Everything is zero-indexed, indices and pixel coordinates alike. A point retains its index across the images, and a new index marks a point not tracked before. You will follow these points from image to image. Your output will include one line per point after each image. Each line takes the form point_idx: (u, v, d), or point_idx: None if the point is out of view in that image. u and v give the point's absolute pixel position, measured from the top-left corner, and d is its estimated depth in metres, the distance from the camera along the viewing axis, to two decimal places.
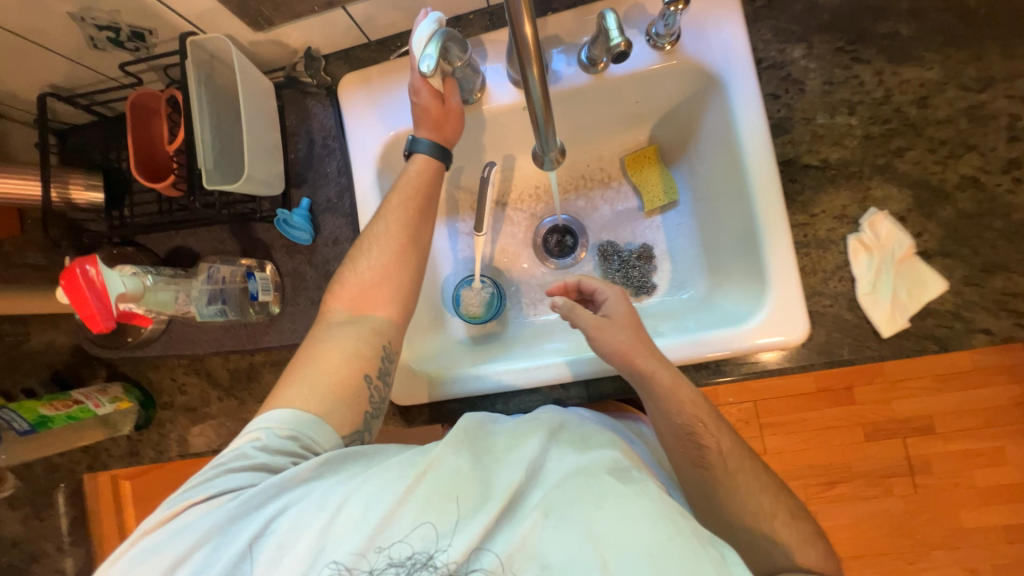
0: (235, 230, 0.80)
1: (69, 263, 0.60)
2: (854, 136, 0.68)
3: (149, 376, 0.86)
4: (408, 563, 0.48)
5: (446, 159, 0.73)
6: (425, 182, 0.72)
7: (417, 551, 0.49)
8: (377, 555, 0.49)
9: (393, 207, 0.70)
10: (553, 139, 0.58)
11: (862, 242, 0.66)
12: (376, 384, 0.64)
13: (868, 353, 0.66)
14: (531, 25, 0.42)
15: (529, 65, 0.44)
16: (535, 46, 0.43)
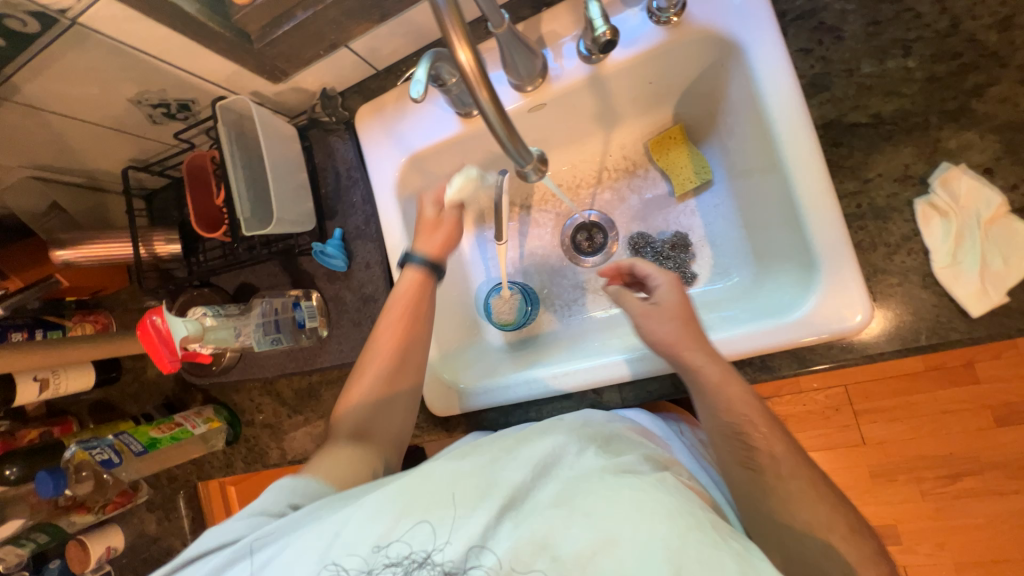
0: (284, 263, 0.88)
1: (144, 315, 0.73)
2: (913, 80, 0.57)
3: (233, 398, 0.99)
4: (405, 562, 0.48)
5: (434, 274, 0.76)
6: (413, 299, 0.74)
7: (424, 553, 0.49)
8: (378, 554, 0.49)
9: (386, 327, 0.73)
10: (525, 153, 0.56)
11: (934, 206, 0.56)
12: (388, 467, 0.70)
13: (954, 336, 0.56)
14: (466, 52, 0.45)
15: (477, 88, 0.47)
16: (478, 68, 0.46)
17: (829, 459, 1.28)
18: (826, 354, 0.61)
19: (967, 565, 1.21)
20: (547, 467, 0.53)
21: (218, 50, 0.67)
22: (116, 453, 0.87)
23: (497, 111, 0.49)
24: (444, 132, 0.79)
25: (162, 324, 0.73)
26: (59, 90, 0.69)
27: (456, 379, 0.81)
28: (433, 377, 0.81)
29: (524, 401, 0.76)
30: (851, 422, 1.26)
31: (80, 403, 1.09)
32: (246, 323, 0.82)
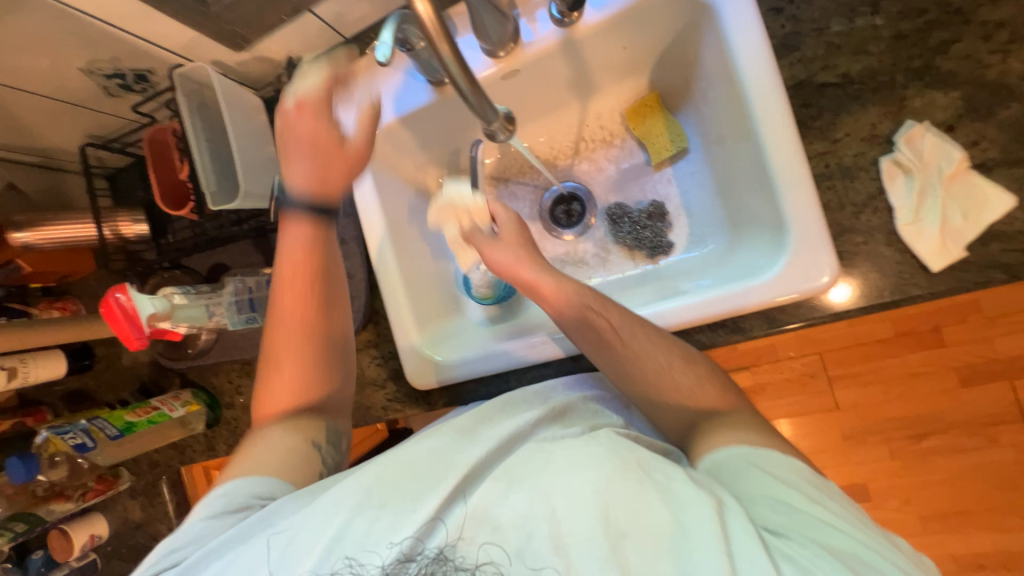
0: (258, 242, 0.86)
1: (108, 292, 0.70)
2: (880, 38, 0.57)
3: (212, 380, 0.97)
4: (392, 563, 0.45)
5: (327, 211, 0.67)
6: (308, 256, 0.66)
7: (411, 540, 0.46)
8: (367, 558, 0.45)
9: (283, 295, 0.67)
10: (486, 106, 0.54)
11: (898, 163, 0.57)
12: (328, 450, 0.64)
13: (916, 292, 0.57)
14: (422, 3, 0.43)
15: (438, 43, 0.46)
16: (438, 23, 0.45)
17: (805, 423, 1.33)
18: (796, 313, 0.63)
19: (931, 517, 1.29)
20: (506, 443, 0.54)
21: (173, 14, 0.64)
22: (91, 437, 0.87)
23: (461, 70, 0.48)
24: (416, 102, 0.78)
25: (128, 303, 0.70)
26: (0, 58, 0.65)
27: (435, 353, 0.80)
28: (409, 352, 0.80)
29: (504, 372, 0.77)
30: (826, 387, 1.31)
31: (54, 392, 1.07)
32: (218, 302, 0.81)
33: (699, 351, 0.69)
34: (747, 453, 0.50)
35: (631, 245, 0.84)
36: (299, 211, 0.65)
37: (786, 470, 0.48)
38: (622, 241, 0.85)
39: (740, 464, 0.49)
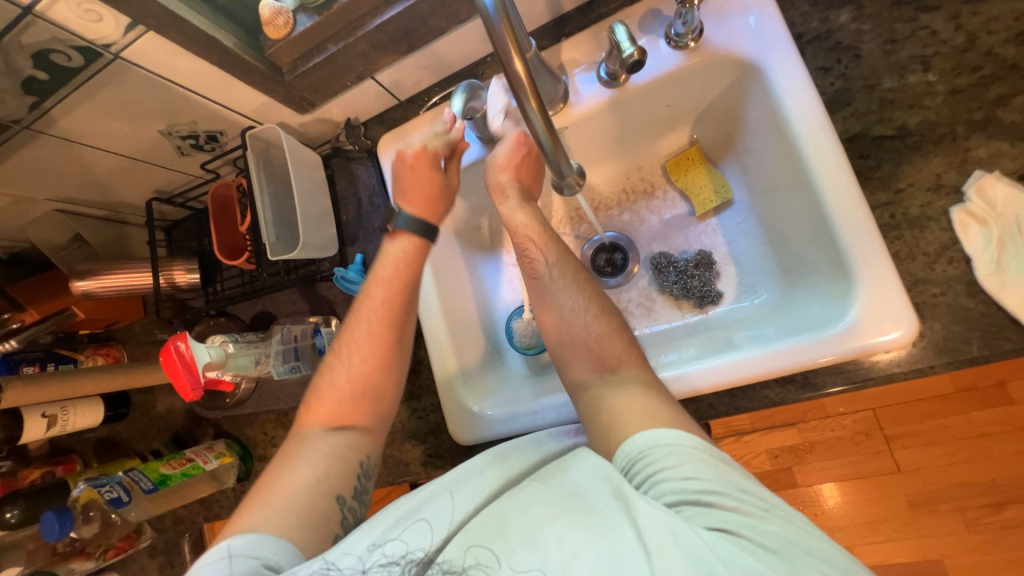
0: (303, 291, 0.88)
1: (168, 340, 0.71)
2: (935, 92, 0.58)
3: (246, 431, 0.94)
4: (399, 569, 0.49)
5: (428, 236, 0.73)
6: (408, 259, 0.72)
7: (410, 548, 0.51)
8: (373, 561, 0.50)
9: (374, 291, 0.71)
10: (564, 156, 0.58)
11: (971, 213, 0.56)
12: (351, 506, 0.61)
13: (1008, 346, 0.54)
14: (520, 61, 0.46)
15: (527, 97, 0.49)
16: (528, 78, 0.48)
17: (866, 487, 1.22)
18: (872, 369, 0.59)
19: None
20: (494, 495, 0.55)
21: (251, 82, 0.69)
22: (126, 491, 0.86)
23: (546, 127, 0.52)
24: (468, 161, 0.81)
25: (187, 351, 0.70)
26: (92, 123, 0.70)
27: (480, 407, 0.77)
28: (454, 405, 0.77)
29: (552, 428, 0.73)
30: (885, 447, 1.21)
31: (85, 441, 1.05)
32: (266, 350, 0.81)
33: (767, 408, 0.65)
34: (667, 442, 0.49)
35: (678, 295, 0.83)
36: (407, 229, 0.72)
37: (695, 458, 0.47)
38: (670, 291, 0.83)
39: (660, 458, 0.48)
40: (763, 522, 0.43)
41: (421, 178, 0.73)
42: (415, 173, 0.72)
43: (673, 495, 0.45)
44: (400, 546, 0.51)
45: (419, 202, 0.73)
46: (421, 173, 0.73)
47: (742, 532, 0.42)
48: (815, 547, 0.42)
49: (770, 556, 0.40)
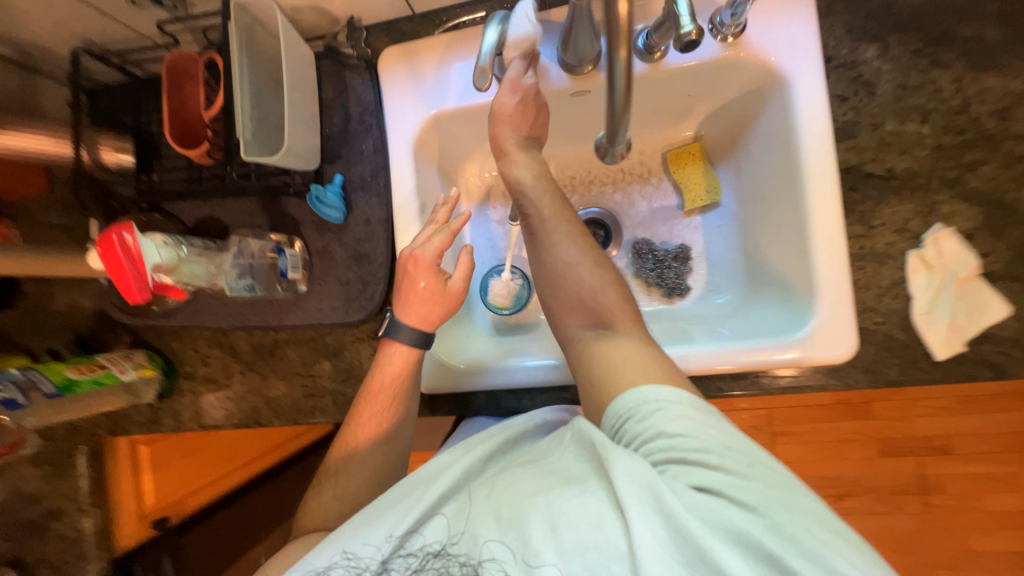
0: (265, 202, 0.79)
1: (109, 228, 0.61)
2: (924, 145, 0.64)
3: (172, 344, 0.86)
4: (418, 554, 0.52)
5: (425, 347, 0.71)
6: (402, 374, 0.70)
7: (429, 540, 0.53)
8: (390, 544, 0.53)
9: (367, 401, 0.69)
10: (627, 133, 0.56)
11: (922, 259, 0.63)
12: None
13: (918, 375, 0.64)
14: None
15: (618, 43, 0.47)
16: (626, 23, 0.46)
17: None
18: (808, 377, 0.67)
19: None
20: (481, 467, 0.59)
21: None
22: (23, 392, 0.74)
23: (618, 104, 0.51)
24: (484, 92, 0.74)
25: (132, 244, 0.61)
26: None
27: (447, 358, 0.77)
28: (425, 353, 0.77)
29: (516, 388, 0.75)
30: (770, 441, 1.41)
31: None
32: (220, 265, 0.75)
33: (715, 398, 0.71)
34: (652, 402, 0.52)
35: (652, 282, 0.86)
36: (401, 337, 0.70)
37: (683, 415, 0.51)
38: (644, 277, 0.87)
39: (644, 420, 0.52)
40: (744, 478, 0.46)
41: (413, 287, 0.70)
42: (411, 278, 0.70)
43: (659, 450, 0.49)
44: (420, 539, 0.53)
45: (415, 308, 0.70)
46: (418, 278, 0.69)
47: (721, 486, 0.45)
48: (791, 499, 0.45)
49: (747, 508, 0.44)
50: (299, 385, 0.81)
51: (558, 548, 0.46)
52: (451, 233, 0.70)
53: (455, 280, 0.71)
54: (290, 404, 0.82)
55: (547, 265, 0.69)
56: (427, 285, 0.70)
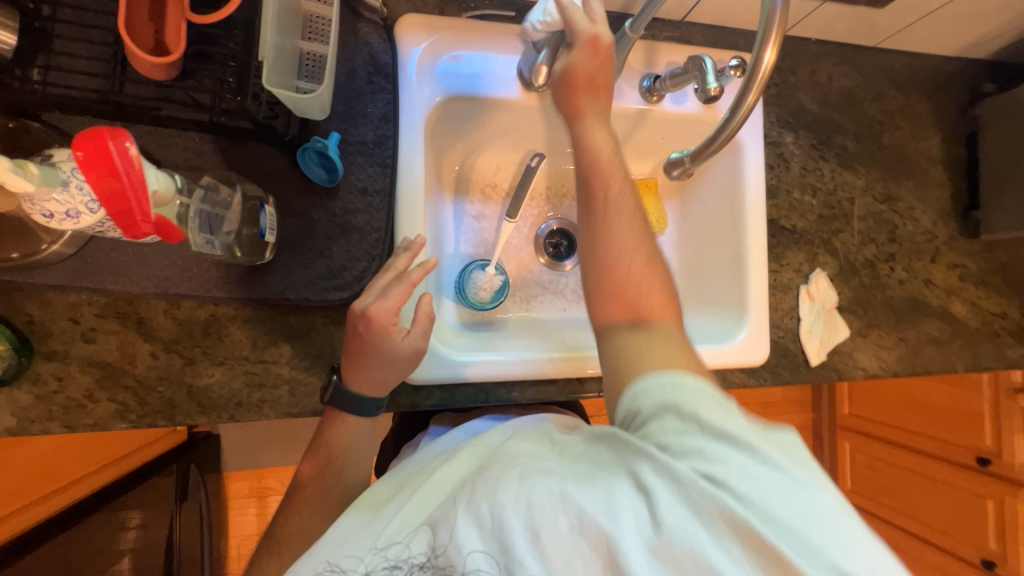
0: (225, 144, 0.64)
1: (92, 131, 0.38)
2: (813, 212, 0.90)
3: (29, 310, 0.60)
4: (404, 565, 0.51)
5: (366, 412, 0.66)
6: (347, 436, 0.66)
7: (414, 552, 0.51)
8: (377, 555, 0.53)
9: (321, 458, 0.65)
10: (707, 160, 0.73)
11: (808, 292, 0.88)
12: None
13: (800, 376, 0.88)
14: (772, 55, 0.54)
15: (753, 89, 0.56)
16: (763, 76, 0.55)
17: None
18: (736, 376, 0.85)
19: None
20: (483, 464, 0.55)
21: None
22: None
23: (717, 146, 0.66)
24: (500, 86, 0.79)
25: (133, 161, 0.39)
26: None
27: (439, 348, 0.72)
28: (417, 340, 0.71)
29: (508, 380, 0.75)
30: None
31: None
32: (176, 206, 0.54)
33: None
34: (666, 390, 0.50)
35: None
36: (345, 404, 0.65)
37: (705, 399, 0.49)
38: None
39: (652, 403, 0.51)
40: (756, 465, 0.44)
41: (363, 350, 0.62)
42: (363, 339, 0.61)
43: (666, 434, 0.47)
44: (402, 550, 0.52)
45: (362, 377, 0.63)
46: (368, 342, 0.61)
47: (728, 475, 0.43)
48: (797, 489, 0.43)
49: (749, 503, 0.42)
50: (243, 373, 0.66)
51: (541, 553, 0.45)
52: (409, 285, 0.62)
53: (411, 337, 0.63)
54: (225, 396, 0.66)
55: (609, 276, 0.62)
56: (377, 349, 0.61)
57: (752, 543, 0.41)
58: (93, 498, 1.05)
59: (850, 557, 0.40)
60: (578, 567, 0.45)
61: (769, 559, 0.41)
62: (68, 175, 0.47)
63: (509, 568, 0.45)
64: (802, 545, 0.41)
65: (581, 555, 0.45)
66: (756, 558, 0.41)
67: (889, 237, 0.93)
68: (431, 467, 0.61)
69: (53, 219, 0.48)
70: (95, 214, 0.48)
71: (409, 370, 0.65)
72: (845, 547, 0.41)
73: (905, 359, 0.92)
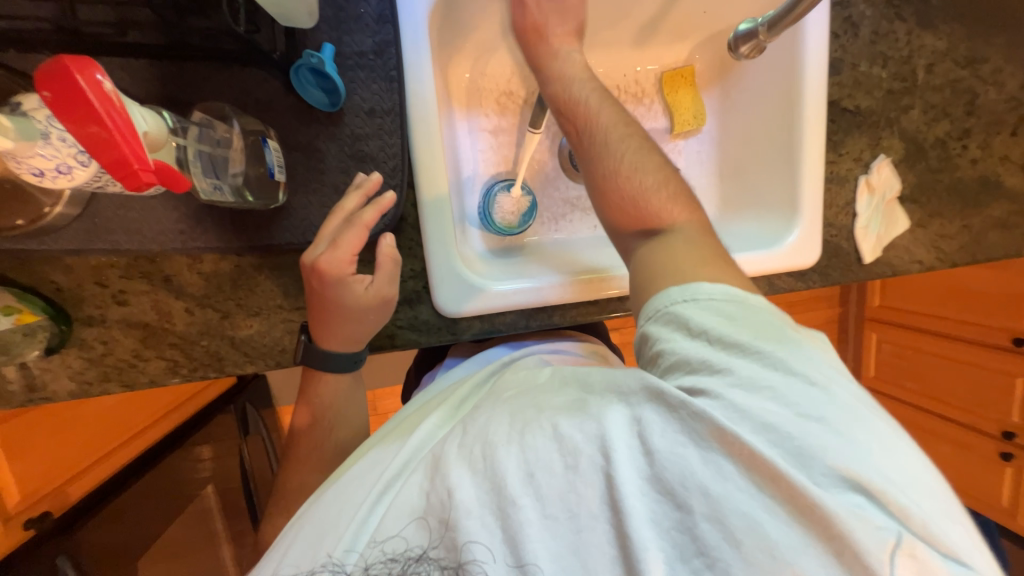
0: (208, 70, 0.56)
1: (47, 64, 0.32)
2: (881, 88, 0.78)
3: (54, 279, 0.58)
4: (403, 559, 0.44)
5: (345, 366, 0.66)
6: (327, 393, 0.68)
7: (409, 544, 0.44)
8: (373, 548, 0.46)
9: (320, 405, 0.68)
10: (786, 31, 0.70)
11: (869, 183, 0.80)
12: None
13: (851, 275, 0.83)
14: None
15: None
16: None
17: None
18: (784, 281, 0.81)
19: None
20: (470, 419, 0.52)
21: None
22: None
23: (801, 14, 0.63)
24: None
25: (111, 97, 0.34)
26: None
27: (477, 278, 0.69)
28: (450, 271, 0.67)
29: (548, 305, 0.73)
30: None
31: None
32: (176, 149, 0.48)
33: None
34: (679, 300, 0.45)
35: None
36: (320, 362, 0.65)
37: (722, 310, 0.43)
38: None
39: (658, 321, 0.46)
40: (757, 368, 0.39)
41: (322, 305, 0.60)
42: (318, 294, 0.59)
43: (677, 366, 0.42)
44: (399, 541, 0.44)
45: (330, 333, 0.63)
46: (327, 294, 0.59)
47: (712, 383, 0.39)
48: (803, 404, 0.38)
49: (749, 418, 0.37)
50: (281, 321, 0.65)
51: (537, 495, 0.40)
52: (362, 228, 0.58)
53: (373, 286, 0.61)
54: (268, 344, 0.66)
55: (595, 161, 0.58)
56: (340, 302, 0.59)
57: (745, 459, 0.36)
58: (167, 439, 1.11)
59: (858, 467, 0.36)
60: (578, 511, 0.40)
61: (768, 478, 0.36)
62: (45, 125, 0.41)
63: (502, 512, 0.41)
64: (800, 454, 0.36)
65: (576, 495, 0.40)
66: (755, 479, 0.36)
67: (967, 109, 0.81)
68: (416, 425, 0.59)
69: (45, 177, 0.43)
70: (88, 166, 0.43)
71: (378, 322, 0.63)
72: (849, 453, 0.36)
73: (968, 248, 0.85)
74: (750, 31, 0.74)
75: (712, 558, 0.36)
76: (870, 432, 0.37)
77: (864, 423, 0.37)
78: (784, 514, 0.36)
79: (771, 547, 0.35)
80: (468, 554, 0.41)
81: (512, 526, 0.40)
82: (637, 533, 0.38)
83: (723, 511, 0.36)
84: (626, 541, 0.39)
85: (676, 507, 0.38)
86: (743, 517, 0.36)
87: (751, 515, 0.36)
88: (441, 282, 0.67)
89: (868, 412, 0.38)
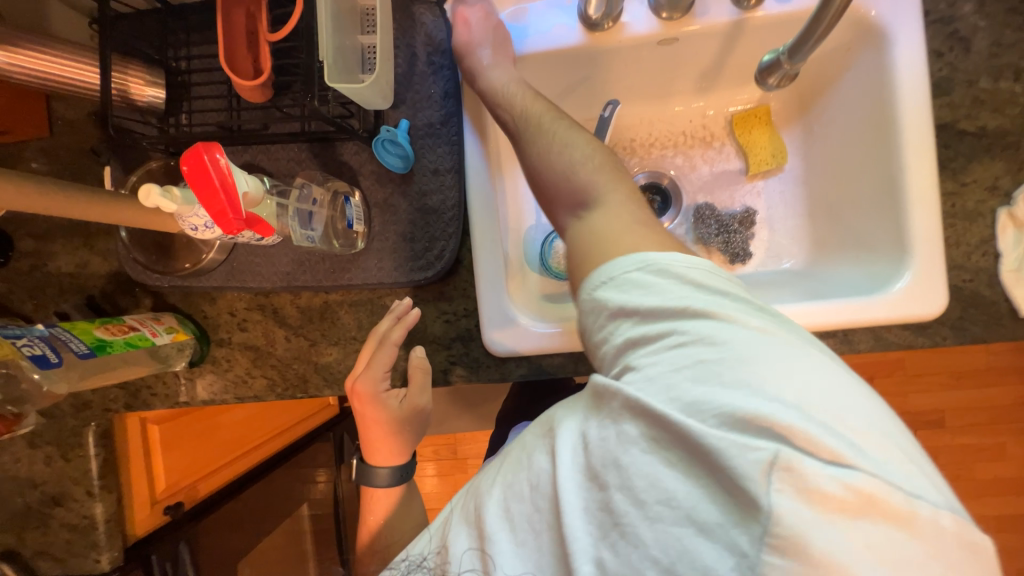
0: (316, 149, 0.71)
1: (195, 146, 0.49)
2: (1016, 104, 0.65)
3: (202, 308, 0.76)
4: (404, 565, 0.52)
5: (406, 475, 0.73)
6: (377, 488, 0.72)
7: (415, 553, 0.51)
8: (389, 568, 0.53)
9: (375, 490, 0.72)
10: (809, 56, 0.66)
11: (1013, 216, 0.65)
12: None
13: (1003, 331, 0.65)
14: None
15: None
16: None
17: None
18: (895, 335, 0.67)
19: None
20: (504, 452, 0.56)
21: None
22: (52, 349, 0.60)
23: (823, 33, 0.58)
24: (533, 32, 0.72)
25: (225, 169, 0.50)
26: None
27: (522, 316, 0.71)
28: (498, 311, 0.71)
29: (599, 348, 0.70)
30: None
31: None
32: (278, 208, 0.65)
33: None
34: (599, 283, 0.46)
35: (716, 248, 0.79)
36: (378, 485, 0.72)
37: (638, 281, 0.44)
38: (708, 243, 0.79)
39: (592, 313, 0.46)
40: (701, 330, 0.40)
41: (367, 421, 0.69)
42: (362, 412, 0.68)
43: (610, 348, 0.44)
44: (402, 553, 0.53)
45: (378, 451, 0.71)
46: (369, 414, 0.69)
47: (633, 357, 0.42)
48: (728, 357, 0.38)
49: (656, 377, 0.39)
50: (354, 351, 0.75)
51: (511, 526, 0.41)
52: (392, 348, 0.68)
53: (407, 397, 0.69)
54: (343, 370, 0.75)
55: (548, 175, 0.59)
56: (385, 419, 0.68)
57: (642, 416, 0.37)
58: (266, 464, 1.25)
59: (759, 404, 0.35)
60: (540, 532, 0.40)
61: (662, 428, 0.36)
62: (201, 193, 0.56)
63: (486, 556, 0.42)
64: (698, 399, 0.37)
65: (535, 511, 0.40)
66: (664, 441, 0.36)
67: None
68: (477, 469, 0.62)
69: (198, 230, 0.58)
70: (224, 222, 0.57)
71: (416, 427, 0.71)
72: (737, 395, 0.36)
73: None
74: (773, 62, 0.71)
75: (627, 530, 0.36)
76: (769, 356, 0.38)
77: (784, 360, 0.38)
78: (680, 464, 0.35)
79: (671, 496, 0.35)
80: (459, 565, 0.44)
81: (489, 561, 0.42)
82: (574, 538, 0.37)
83: (631, 478, 0.36)
84: (565, 545, 0.38)
85: (597, 488, 0.38)
86: (647, 478, 0.36)
87: (655, 475, 0.36)
88: (488, 322, 0.71)
89: (787, 349, 0.38)
